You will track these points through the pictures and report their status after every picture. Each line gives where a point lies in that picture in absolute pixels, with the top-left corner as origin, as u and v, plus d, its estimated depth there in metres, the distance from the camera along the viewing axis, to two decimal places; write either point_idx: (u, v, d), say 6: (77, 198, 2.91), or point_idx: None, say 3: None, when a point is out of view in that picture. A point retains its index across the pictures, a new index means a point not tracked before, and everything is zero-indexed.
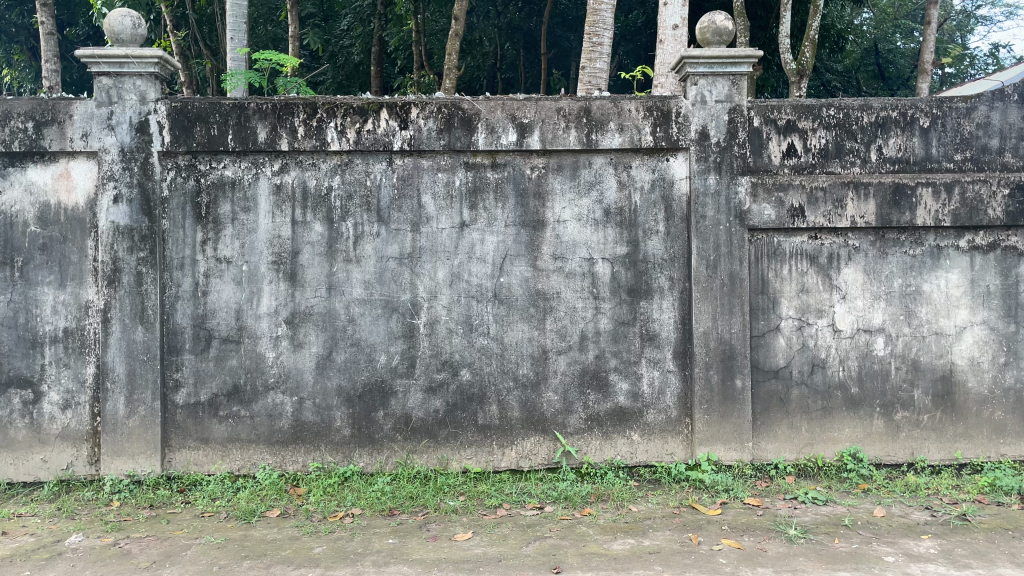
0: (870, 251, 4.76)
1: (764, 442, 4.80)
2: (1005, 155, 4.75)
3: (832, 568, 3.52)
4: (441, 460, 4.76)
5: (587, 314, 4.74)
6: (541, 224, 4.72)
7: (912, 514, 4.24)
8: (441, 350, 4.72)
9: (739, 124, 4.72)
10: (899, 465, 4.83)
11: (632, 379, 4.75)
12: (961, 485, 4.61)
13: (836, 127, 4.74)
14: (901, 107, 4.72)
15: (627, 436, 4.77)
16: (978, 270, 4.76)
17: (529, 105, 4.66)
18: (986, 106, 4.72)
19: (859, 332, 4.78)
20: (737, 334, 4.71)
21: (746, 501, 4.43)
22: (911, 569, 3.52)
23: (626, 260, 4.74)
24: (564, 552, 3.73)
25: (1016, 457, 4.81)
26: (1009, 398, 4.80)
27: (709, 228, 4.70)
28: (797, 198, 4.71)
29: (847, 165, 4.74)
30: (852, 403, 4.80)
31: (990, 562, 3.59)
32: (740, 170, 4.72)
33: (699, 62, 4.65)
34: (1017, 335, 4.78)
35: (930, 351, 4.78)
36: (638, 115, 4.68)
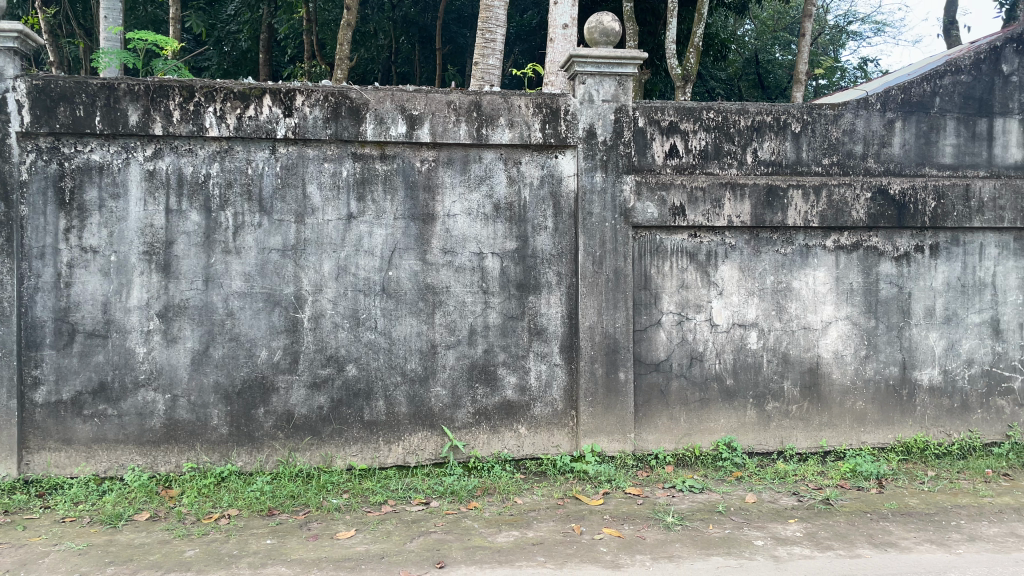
0: (744, 249, 4.98)
1: (645, 432, 4.94)
2: (868, 160, 5.06)
3: (705, 553, 3.66)
4: (324, 458, 4.64)
5: (476, 308, 4.73)
6: (429, 218, 4.68)
7: (781, 499, 4.46)
8: (326, 344, 4.61)
9: (625, 124, 4.83)
10: (770, 453, 5.08)
11: (520, 372, 4.78)
12: (825, 471, 4.88)
13: (715, 130, 4.93)
14: (775, 112, 4.97)
15: (514, 430, 4.80)
16: (843, 268, 5.06)
17: (419, 97, 4.61)
18: (852, 114, 5.02)
19: (735, 326, 4.99)
20: (621, 329, 4.82)
21: (627, 491, 4.54)
22: (778, 551, 3.70)
23: (516, 254, 4.76)
24: (448, 546, 3.71)
25: (874, 444, 5.15)
26: (869, 389, 5.12)
27: (596, 224, 4.79)
28: (679, 197, 4.86)
29: (724, 166, 4.94)
30: (728, 394, 5.01)
31: (849, 543, 3.82)
32: (625, 168, 4.84)
33: (587, 61, 4.74)
34: (876, 329, 5.10)
35: (799, 345, 5.04)
36: (527, 111, 4.71)
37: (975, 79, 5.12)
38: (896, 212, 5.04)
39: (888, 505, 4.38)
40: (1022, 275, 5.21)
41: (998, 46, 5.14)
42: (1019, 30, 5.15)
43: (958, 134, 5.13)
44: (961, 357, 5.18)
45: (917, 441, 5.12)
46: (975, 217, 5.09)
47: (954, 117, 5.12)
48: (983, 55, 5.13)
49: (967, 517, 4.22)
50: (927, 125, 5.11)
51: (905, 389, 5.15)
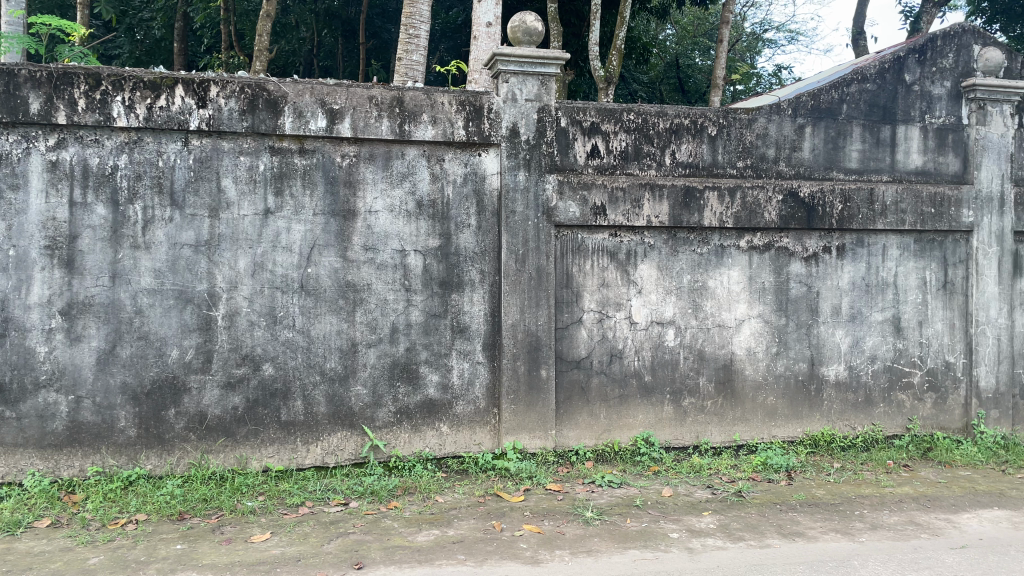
0: (663, 249, 5.09)
1: (566, 429, 4.99)
2: (780, 164, 5.25)
3: (622, 546, 3.72)
4: (238, 459, 4.52)
5: (397, 306, 4.69)
6: (350, 214, 4.60)
7: (696, 492, 4.58)
8: (241, 343, 4.48)
9: (547, 123, 4.87)
10: (686, 448, 5.21)
11: (442, 371, 4.76)
12: (738, 464, 5.04)
13: (635, 131, 5.02)
14: (692, 116, 5.10)
15: (436, 428, 4.78)
16: (755, 268, 5.23)
17: (340, 91, 4.53)
18: (765, 119, 5.20)
19: (653, 324, 5.09)
20: (543, 327, 4.86)
21: (548, 487, 4.58)
22: (692, 543, 3.80)
23: (438, 252, 4.74)
24: (366, 547, 3.67)
25: (785, 437, 5.33)
26: (780, 384, 5.31)
27: (518, 223, 4.81)
28: (600, 197, 4.93)
29: (644, 168, 5.04)
30: (646, 390, 5.10)
31: (759, 534, 3.95)
32: (548, 168, 4.88)
33: (510, 60, 4.76)
34: (787, 327, 5.29)
35: (714, 342, 5.18)
36: (450, 108, 4.69)
37: (879, 88, 5.36)
38: (806, 214, 5.23)
39: (797, 496, 4.55)
40: (921, 276, 5.49)
41: (901, 56, 5.40)
42: (920, 42, 5.42)
43: (863, 140, 5.37)
44: (865, 353, 5.42)
45: (824, 434, 5.33)
46: (878, 219, 5.34)
47: (860, 124, 5.35)
48: (887, 64, 5.38)
49: (869, 506, 4.42)
50: (835, 131, 5.32)
51: (814, 384, 5.36)
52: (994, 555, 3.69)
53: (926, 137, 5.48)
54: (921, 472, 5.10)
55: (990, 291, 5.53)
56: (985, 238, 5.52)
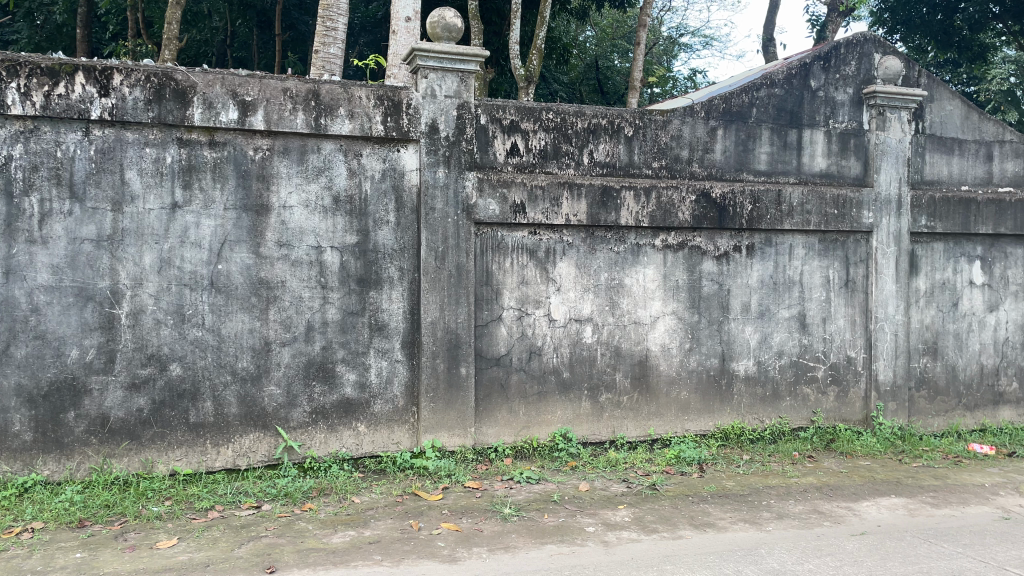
0: (581, 247, 5.15)
1: (485, 427, 4.99)
2: (693, 165, 5.39)
3: (540, 542, 3.75)
4: (144, 463, 4.34)
5: (313, 303, 4.59)
6: (264, 209, 4.48)
7: (612, 486, 4.65)
8: (146, 342, 4.31)
9: (467, 120, 4.85)
10: (602, 443, 5.29)
11: (359, 369, 4.69)
12: (653, 458, 5.15)
13: (554, 130, 5.07)
14: (609, 116, 5.18)
15: (353, 428, 4.70)
16: (670, 266, 5.35)
17: (252, 82, 4.41)
18: (679, 121, 5.33)
19: (571, 322, 5.15)
20: (462, 324, 4.85)
21: (466, 484, 4.56)
22: (608, 536, 3.86)
23: (356, 249, 4.66)
24: (279, 550, 3.58)
25: (697, 431, 5.48)
26: (693, 379, 5.45)
27: (438, 220, 4.78)
28: (519, 195, 4.94)
29: (562, 166, 5.09)
30: (564, 386, 5.16)
31: (672, 526, 4.04)
32: (468, 165, 4.86)
33: (429, 56, 4.73)
34: (700, 323, 5.44)
35: (630, 339, 5.28)
36: (368, 102, 4.62)
37: (787, 93, 5.57)
38: (718, 214, 5.39)
39: (708, 488, 4.69)
40: (825, 274, 5.72)
41: (807, 63, 5.62)
42: (824, 50, 5.66)
43: (772, 143, 5.56)
44: (773, 349, 5.63)
45: (735, 427, 5.50)
46: (785, 220, 5.54)
47: (769, 127, 5.54)
48: (794, 70, 5.59)
49: (776, 496, 4.59)
50: (746, 134, 5.50)
51: (724, 379, 5.52)
52: (890, 540, 3.89)
53: (830, 141, 5.72)
54: (825, 462, 5.32)
55: (888, 289, 5.82)
56: (884, 239, 5.80)
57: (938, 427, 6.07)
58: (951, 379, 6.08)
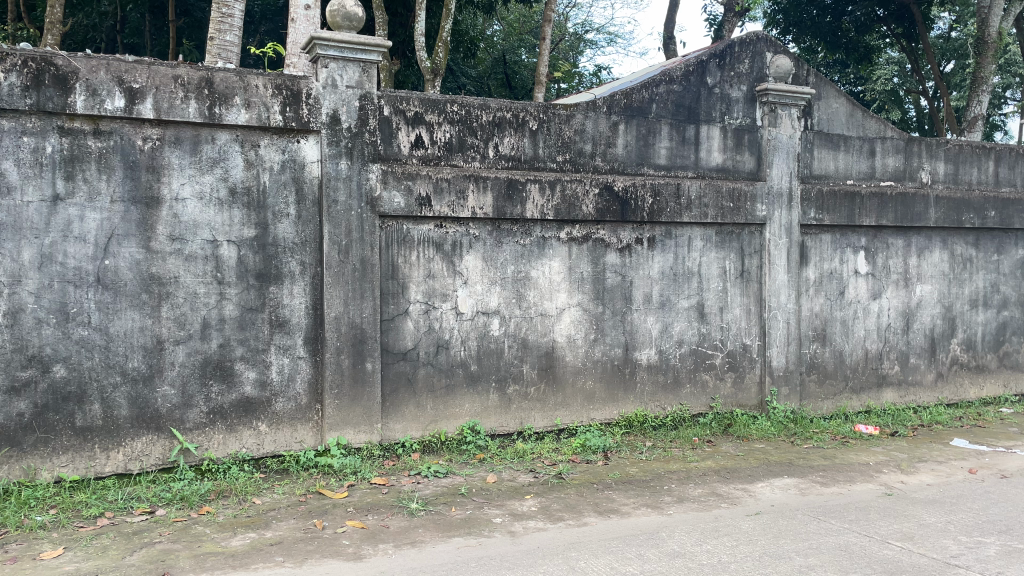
0: (487, 240, 5.15)
1: (392, 422, 4.93)
2: (596, 159, 5.48)
3: (447, 535, 3.74)
4: (26, 471, 4.08)
5: (209, 300, 4.43)
6: (154, 201, 4.28)
7: (519, 477, 4.69)
8: (26, 343, 4.06)
9: (369, 111, 4.78)
10: (510, 434, 5.31)
11: (259, 367, 4.56)
12: (559, 448, 5.21)
13: (458, 123, 5.05)
14: (514, 109, 5.20)
15: (254, 427, 4.56)
16: (575, 258, 5.43)
17: (140, 69, 4.20)
18: (582, 115, 5.41)
19: (479, 314, 5.15)
20: (367, 319, 4.77)
21: (373, 481, 4.50)
22: (514, 526, 3.89)
23: (254, 243, 4.52)
24: (175, 556, 3.44)
25: (603, 420, 5.58)
26: (598, 369, 5.55)
27: (340, 213, 4.68)
28: (424, 187, 4.90)
29: (468, 159, 5.08)
30: (472, 379, 5.15)
31: (578, 513, 4.11)
32: (371, 157, 4.78)
33: (330, 45, 4.63)
34: (604, 315, 5.54)
35: (536, 331, 5.33)
36: (265, 92, 4.49)
37: (685, 89, 5.74)
38: (620, 207, 5.50)
39: (612, 475, 4.79)
40: (722, 265, 5.93)
41: (704, 60, 5.80)
42: (719, 48, 5.85)
43: (671, 138, 5.71)
44: (674, 338, 5.79)
45: (638, 415, 5.63)
46: (684, 213, 5.71)
47: (667, 123, 5.69)
48: (691, 68, 5.76)
49: (677, 481, 4.73)
50: (646, 129, 5.63)
51: (628, 368, 5.65)
52: (783, 519, 4.07)
53: (726, 136, 5.92)
54: (722, 446, 5.52)
55: (780, 278, 6.08)
56: (776, 231, 6.05)
57: (828, 410, 6.39)
58: (838, 364, 6.41)
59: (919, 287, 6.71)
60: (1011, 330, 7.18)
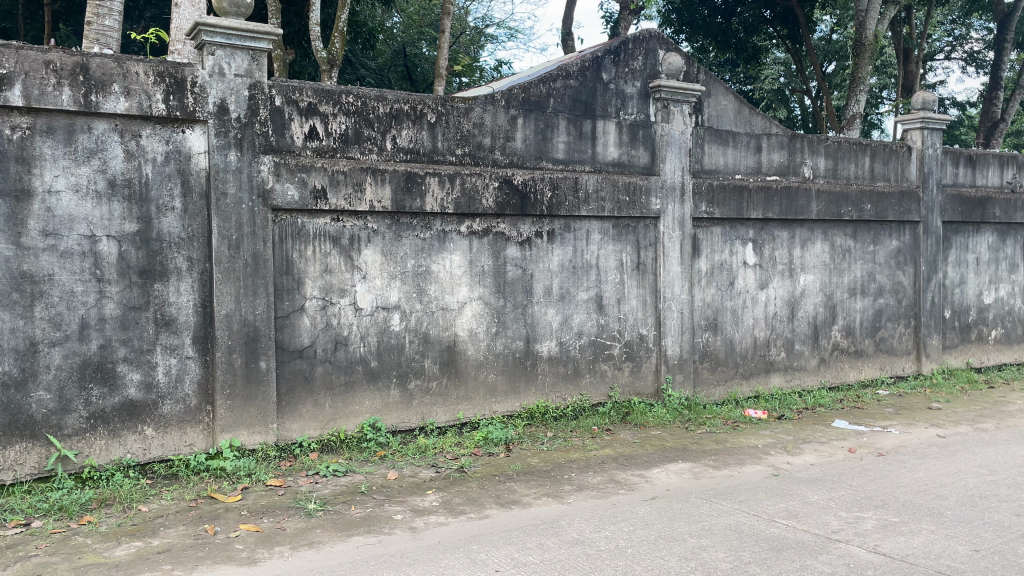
0: (386, 234, 5.08)
1: (288, 422, 4.80)
2: (495, 152, 5.49)
3: (346, 534, 3.67)
4: None
5: (88, 299, 4.19)
6: (25, 194, 4.01)
7: (420, 472, 4.65)
8: None
9: (260, 101, 4.62)
10: (412, 430, 5.26)
11: (144, 369, 4.35)
12: (461, 442, 5.20)
13: (355, 114, 4.96)
14: (411, 101, 5.15)
15: (139, 432, 4.35)
16: (475, 252, 5.42)
17: (7, 53, 3.92)
18: (481, 109, 5.41)
19: (378, 310, 5.08)
20: (260, 316, 4.62)
21: (268, 482, 4.36)
22: (415, 522, 3.85)
23: (137, 238, 4.31)
24: (52, 570, 3.24)
25: (505, 412, 5.61)
26: (500, 362, 5.57)
27: (230, 206, 4.52)
28: (320, 180, 4.79)
29: (364, 151, 4.99)
30: (372, 375, 5.08)
31: (480, 506, 4.12)
32: (262, 148, 4.63)
33: (216, 31, 4.45)
34: (505, 308, 5.57)
35: (437, 325, 5.30)
36: (146, 79, 4.27)
37: (581, 84, 5.83)
38: (519, 201, 5.53)
39: (514, 467, 4.82)
40: (619, 258, 6.06)
41: (599, 56, 5.90)
42: (614, 45, 5.97)
43: (568, 133, 5.79)
44: (573, 329, 5.88)
45: (539, 406, 5.69)
46: (582, 206, 5.80)
47: (565, 117, 5.77)
48: (588, 63, 5.85)
49: (577, 469, 4.81)
50: (544, 123, 5.68)
51: (530, 360, 5.69)
52: (678, 502, 4.20)
53: (621, 131, 6.04)
54: (621, 434, 5.65)
55: (674, 270, 6.27)
56: (670, 224, 6.23)
57: (720, 396, 6.64)
58: (729, 351, 6.66)
59: (803, 277, 7.06)
60: (886, 316, 7.65)
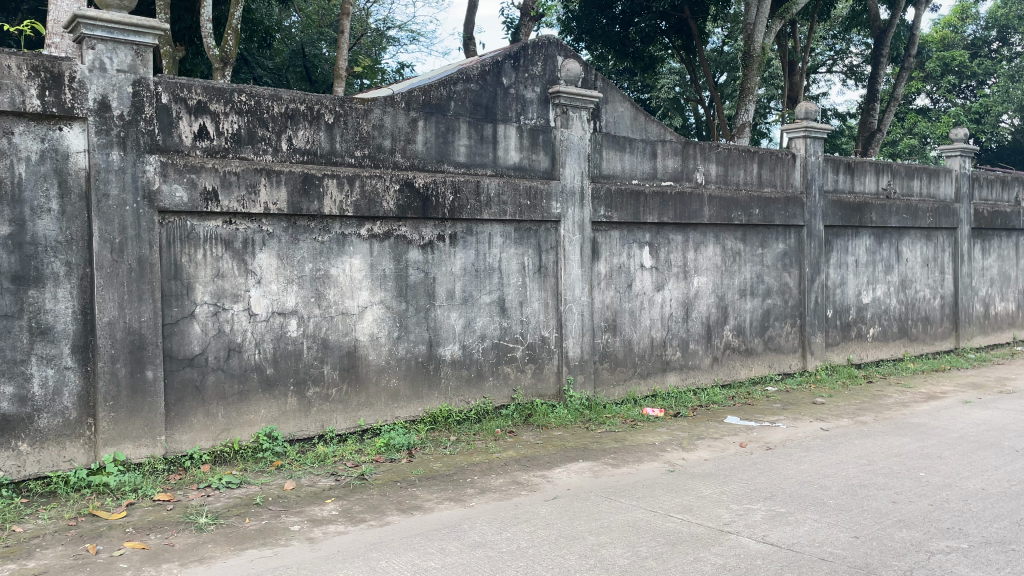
0: (282, 237, 4.94)
1: (178, 433, 4.60)
2: (396, 155, 5.44)
3: (239, 548, 3.55)
4: None
5: None
6: None
7: (319, 482, 4.54)
8: None
9: (144, 98, 4.42)
10: (311, 438, 5.14)
11: (18, 381, 4.10)
12: (362, 449, 5.12)
13: (247, 113, 4.81)
14: (307, 101, 5.04)
15: (12, 448, 4.09)
16: (376, 255, 5.35)
17: None
18: (380, 110, 5.35)
19: (274, 315, 4.94)
20: (146, 324, 4.41)
21: (156, 497, 4.15)
22: (313, 533, 3.76)
23: (9, 242, 4.07)
24: None
25: (407, 418, 5.55)
26: (402, 367, 5.51)
27: (112, 208, 4.29)
28: (210, 181, 4.62)
29: (258, 152, 4.85)
30: (268, 383, 4.93)
31: (380, 513, 4.06)
32: (148, 147, 4.43)
33: (96, 25, 4.24)
34: (407, 312, 5.51)
35: (337, 330, 5.20)
36: (19, 73, 4.04)
37: (481, 88, 5.85)
38: (420, 204, 5.50)
39: (416, 472, 4.77)
40: (520, 261, 6.11)
41: (499, 61, 5.94)
42: (513, 50, 6.02)
43: (469, 137, 5.80)
44: (476, 332, 5.89)
45: (442, 410, 5.66)
46: (484, 210, 5.82)
47: (465, 121, 5.77)
48: (488, 67, 5.88)
49: (479, 472, 4.81)
50: (444, 126, 5.67)
51: (432, 364, 5.66)
52: (579, 501, 4.27)
53: (522, 136, 6.10)
54: (523, 436, 5.69)
55: (574, 272, 6.37)
56: (570, 228, 6.32)
57: (619, 395, 6.78)
58: (628, 352, 6.82)
59: (697, 278, 7.31)
60: (774, 316, 8.01)
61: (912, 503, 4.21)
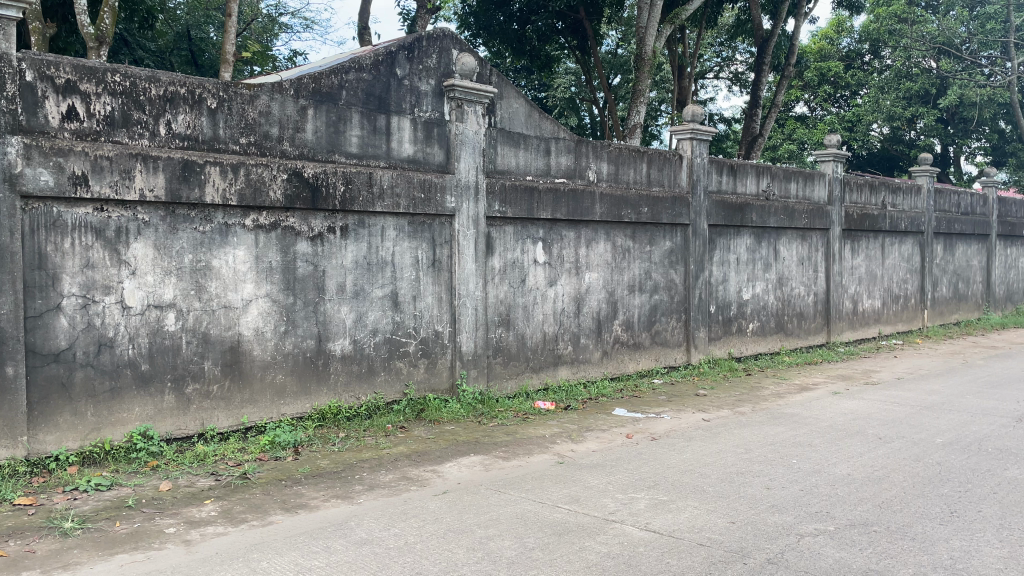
0: (159, 226, 4.71)
1: (42, 433, 4.31)
2: (284, 143, 5.28)
3: (108, 553, 3.36)
4: None
5: None
6: None
7: (197, 482, 4.36)
8: None
9: (6, 75, 4.13)
10: (189, 438, 4.92)
11: None
12: (245, 447, 4.94)
13: (122, 95, 4.55)
14: (188, 84, 4.82)
15: None
16: (261, 247, 5.17)
17: None
18: (267, 97, 5.18)
19: (150, 308, 4.70)
20: (6, 316, 4.12)
21: (16, 502, 3.88)
22: (190, 535, 3.60)
23: None
24: None
25: (294, 415, 5.41)
26: (289, 363, 5.36)
27: None
28: (80, 165, 4.35)
29: (133, 136, 4.60)
30: (143, 380, 4.69)
31: (263, 513, 3.94)
32: (9, 128, 4.14)
33: None
34: (294, 306, 5.37)
35: (219, 325, 5.00)
36: None
37: (374, 79, 5.76)
38: (310, 195, 5.36)
39: (301, 470, 4.65)
40: (414, 255, 6.06)
41: (393, 51, 5.86)
42: (407, 41, 5.95)
43: (361, 127, 5.70)
44: (368, 327, 5.80)
45: (331, 407, 5.54)
46: (376, 202, 5.74)
47: (357, 111, 5.67)
48: (381, 57, 5.79)
49: (368, 469, 4.75)
50: (335, 115, 5.55)
51: (320, 360, 5.53)
52: (467, 495, 4.27)
53: (415, 128, 6.04)
54: (414, 431, 5.65)
55: (468, 267, 6.37)
56: (464, 222, 6.32)
57: (512, 389, 6.83)
58: (520, 347, 6.88)
59: (588, 274, 7.46)
60: (660, 311, 8.26)
61: (784, 488, 4.45)
